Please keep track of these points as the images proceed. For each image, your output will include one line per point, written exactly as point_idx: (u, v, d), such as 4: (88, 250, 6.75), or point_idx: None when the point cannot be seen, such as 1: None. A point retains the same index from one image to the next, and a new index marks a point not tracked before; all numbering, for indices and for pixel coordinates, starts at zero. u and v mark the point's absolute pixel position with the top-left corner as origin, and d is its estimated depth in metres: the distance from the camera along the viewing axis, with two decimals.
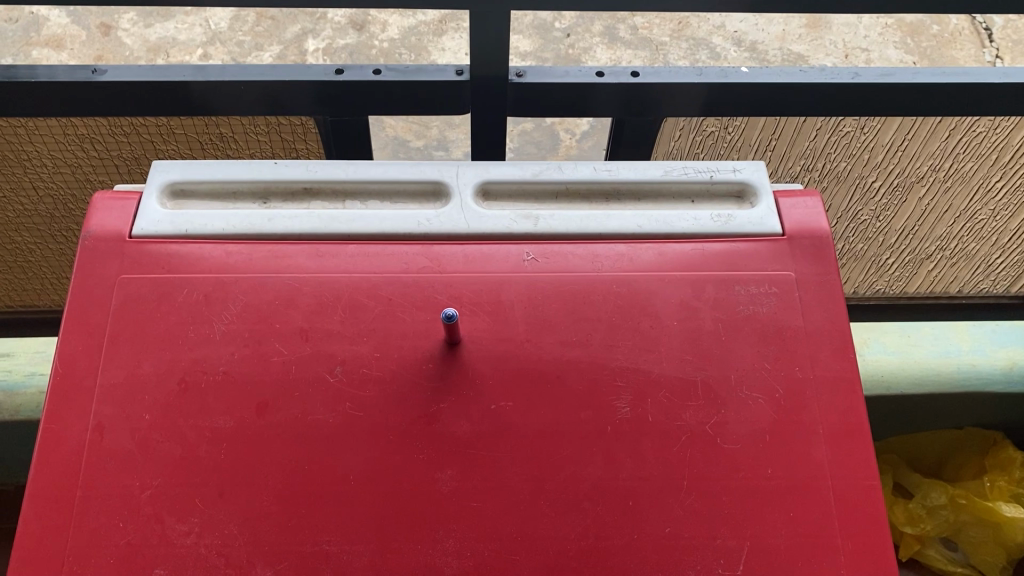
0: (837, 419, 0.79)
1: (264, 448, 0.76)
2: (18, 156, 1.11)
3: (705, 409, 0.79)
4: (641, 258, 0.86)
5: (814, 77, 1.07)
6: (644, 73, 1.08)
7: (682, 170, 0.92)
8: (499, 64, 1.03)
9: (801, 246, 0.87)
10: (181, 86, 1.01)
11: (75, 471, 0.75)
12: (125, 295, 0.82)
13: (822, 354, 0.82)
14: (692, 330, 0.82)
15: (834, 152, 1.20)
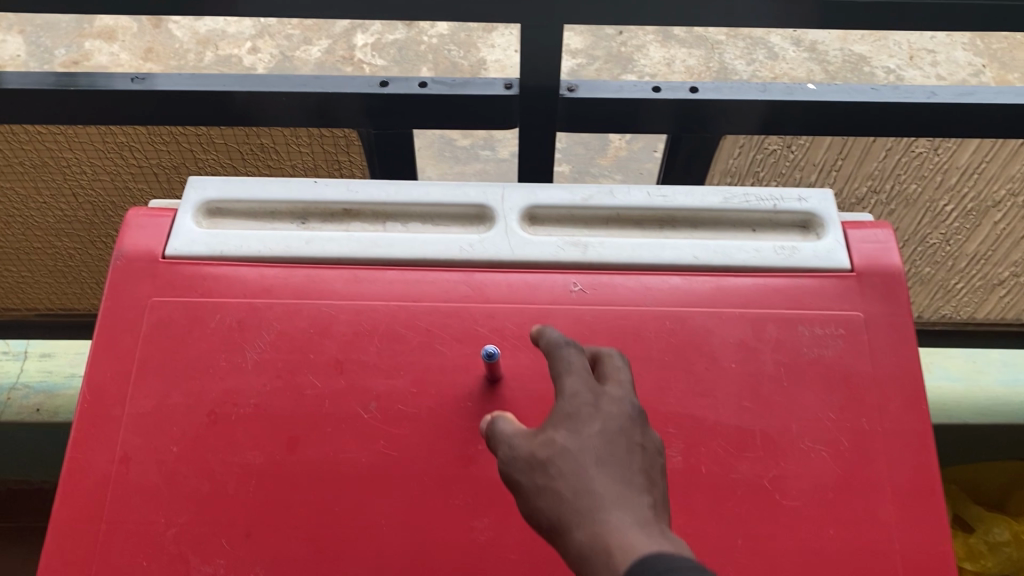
0: (907, 476, 0.73)
1: (294, 488, 0.72)
2: (58, 162, 1.09)
3: (763, 461, 0.73)
4: (697, 292, 0.81)
5: (887, 96, 1.00)
6: (703, 89, 1.02)
7: (743, 197, 0.86)
8: (550, 77, 0.98)
9: (871, 284, 0.81)
10: (222, 96, 0.98)
11: (99, 505, 0.72)
12: (155, 319, 0.79)
13: (891, 404, 0.76)
14: (751, 373, 0.77)
15: (904, 173, 1.12)
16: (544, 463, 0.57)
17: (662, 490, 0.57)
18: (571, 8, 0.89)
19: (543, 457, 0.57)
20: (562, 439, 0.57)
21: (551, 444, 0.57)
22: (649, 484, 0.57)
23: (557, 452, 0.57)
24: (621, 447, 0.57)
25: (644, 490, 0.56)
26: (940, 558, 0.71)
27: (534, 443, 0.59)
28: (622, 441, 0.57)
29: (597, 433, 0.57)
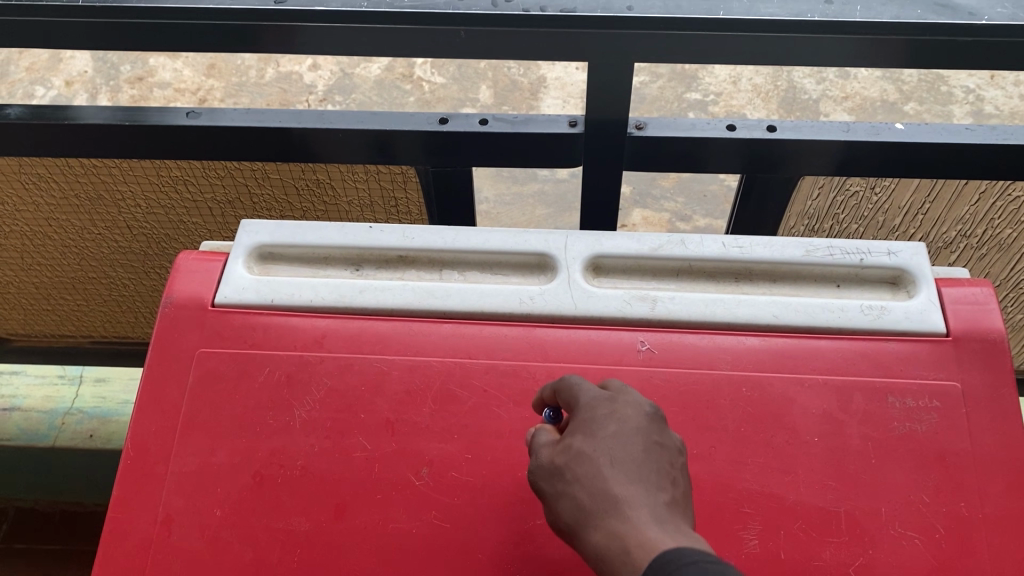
0: (1010, 571, 0.66)
1: (342, 559, 0.68)
2: (112, 195, 1.08)
3: (849, 547, 0.67)
4: (777, 355, 0.75)
5: (983, 138, 0.93)
6: (782, 128, 0.96)
7: (827, 251, 0.80)
8: (618, 115, 0.93)
9: (970, 350, 0.74)
10: (278, 132, 0.96)
11: (139, 570, 0.69)
12: (203, 371, 0.76)
13: (992, 488, 0.69)
14: (835, 448, 0.70)
15: (998, 218, 1.04)
16: (565, 463, 0.59)
17: (681, 491, 0.59)
18: (643, 48, 0.83)
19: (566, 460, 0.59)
20: (581, 445, 0.60)
21: (572, 448, 0.60)
22: (666, 480, 0.58)
23: (579, 456, 0.59)
24: (634, 446, 0.59)
25: (660, 486, 0.57)
26: None
27: (555, 450, 0.61)
28: (635, 441, 0.59)
29: (612, 436, 0.59)
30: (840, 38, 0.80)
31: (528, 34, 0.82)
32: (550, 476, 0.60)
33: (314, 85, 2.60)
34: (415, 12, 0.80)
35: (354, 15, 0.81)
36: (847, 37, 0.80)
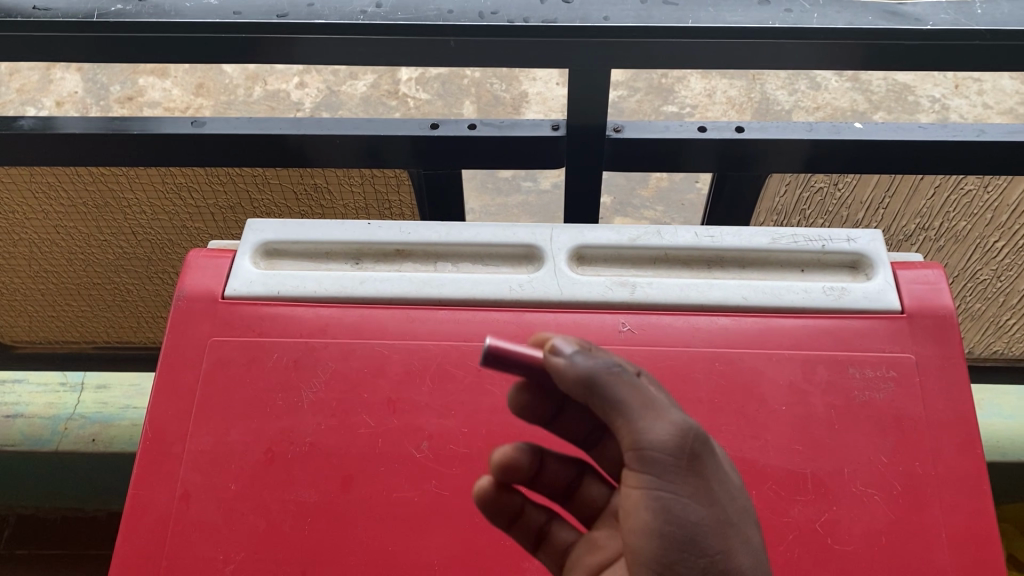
0: (962, 522, 0.72)
1: (350, 526, 0.74)
2: (119, 203, 1.14)
3: (816, 505, 0.73)
4: (747, 332, 0.81)
5: (935, 134, 1.01)
6: (749, 128, 1.03)
7: (791, 238, 0.87)
8: (597, 119, 1.00)
9: (922, 325, 0.81)
10: (278, 138, 1.02)
11: (160, 541, 0.74)
12: (215, 358, 0.81)
13: (945, 449, 0.75)
14: (802, 415, 0.77)
15: (953, 211, 1.12)
16: (714, 489, 0.56)
17: None
18: (618, 56, 0.90)
19: (711, 483, 0.56)
20: (723, 478, 0.57)
21: (720, 477, 0.57)
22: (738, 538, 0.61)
23: (724, 490, 0.57)
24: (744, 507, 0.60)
25: None
26: None
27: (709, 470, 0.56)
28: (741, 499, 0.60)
29: (741, 490, 0.59)
30: (800, 43, 0.87)
31: (512, 43, 0.88)
32: (698, 494, 0.55)
33: (301, 102, 2.66)
34: (408, 23, 0.87)
35: (352, 27, 0.87)
36: (806, 42, 0.87)
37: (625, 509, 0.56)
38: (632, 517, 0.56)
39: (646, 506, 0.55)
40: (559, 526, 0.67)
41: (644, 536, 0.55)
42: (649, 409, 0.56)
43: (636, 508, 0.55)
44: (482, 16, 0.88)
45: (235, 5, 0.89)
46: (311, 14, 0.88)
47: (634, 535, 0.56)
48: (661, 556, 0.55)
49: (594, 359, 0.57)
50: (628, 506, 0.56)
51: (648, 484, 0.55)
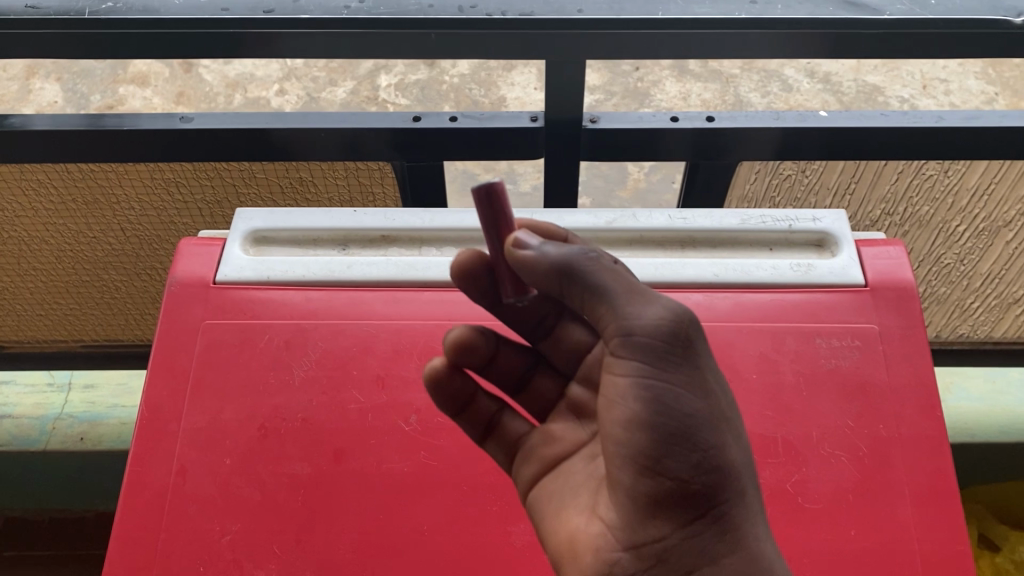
0: (924, 480, 0.76)
1: (341, 496, 0.77)
2: (108, 199, 1.16)
3: (786, 466, 0.77)
4: (719, 307, 0.85)
5: (896, 121, 1.06)
6: (719, 118, 1.08)
7: (760, 219, 0.92)
8: (573, 111, 1.05)
9: (884, 297, 0.85)
10: (263, 133, 1.05)
11: (157, 515, 0.76)
12: (207, 341, 0.84)
13: (907, 413, 0.79)
14: (772, 383, 0.81)
15: (916, 196, 1.17)
16: (706, 381, 0.61)
17: None
18: (592, 46, 0.94)
19: (701, 374, 0.61)
20: (713, 371, 0.62)
21: (708, 369, 0.62)
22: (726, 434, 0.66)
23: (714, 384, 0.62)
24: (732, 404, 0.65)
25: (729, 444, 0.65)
26: (959, 557, 0.74)
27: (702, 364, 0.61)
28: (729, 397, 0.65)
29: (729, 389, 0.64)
30: (764, 33, 0.92)
31: (491, 36, 0.92)
32: (689, 384, 0.60)
33: None
34: (391, 17, 0.90)
35: (336, 21, 0.91)
36: (770, 32, 0.92)
37: (614, 400, 0.61)
38: (622, 407, 0.61)
39: (636, 395, 0.60)
40: (509, 418, 0.75)
41: (634, 424, 0.60)
42: (634, 296, 0.61)
43: (626, 398, 0.60)
44: (462, 10, 0.91)
45: (223, 2, 0.92)
46: (296, 10, 0.91)
47: (625, 425, 0.61)
48: (650, 445, 0.60)
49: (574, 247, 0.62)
50: (619, 397, 0.61)
51: (640, 373, 0.60)
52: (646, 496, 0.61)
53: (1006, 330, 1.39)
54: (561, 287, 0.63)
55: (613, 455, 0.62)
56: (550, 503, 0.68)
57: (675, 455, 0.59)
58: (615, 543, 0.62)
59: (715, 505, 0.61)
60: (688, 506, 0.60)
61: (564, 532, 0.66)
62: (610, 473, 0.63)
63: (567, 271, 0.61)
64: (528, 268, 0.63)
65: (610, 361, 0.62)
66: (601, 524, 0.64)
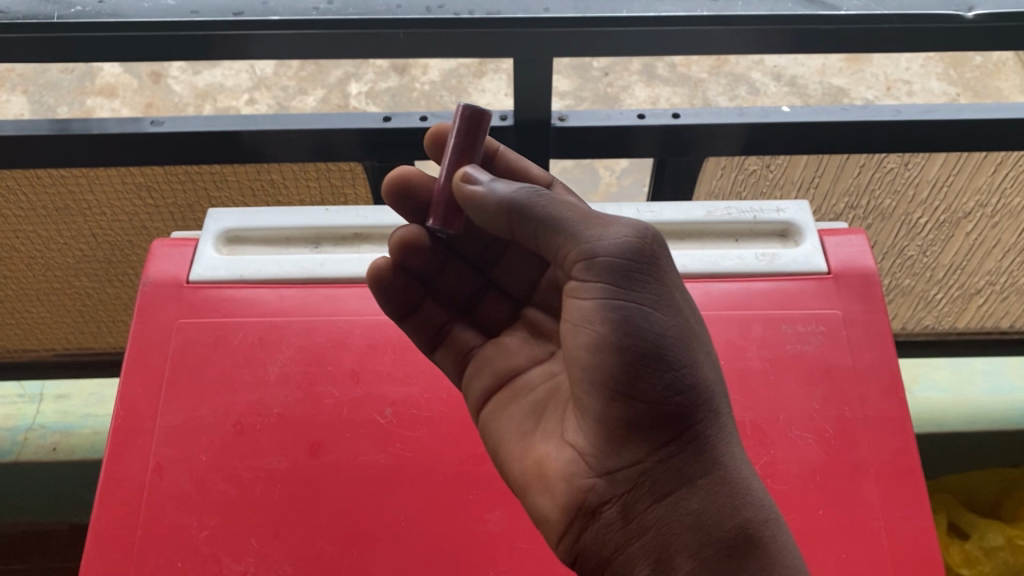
0: (887, 459, 0.79)
1: (318, 488, 0.78)
2: (79, 205, 1.16)
3: (753, 449, 0.79)
4: (687, 297, 0.88)
5: (856, 115, 1.08)
6: (685, 114, 1.10)
7: (725, 211, 0.94)
8: (541, 109, 1.06)
9: (847, 283, 0.89)
10: (233, 135, 1.06)
11: (135, 512, 0.77)
12: (181, 340, 0.86)
13: (870, 395, 0.82)
14: (739, 369, 0.84)
15: (877, 188, 1.20)
16: (671, 304, 0.71)
17: None
18: (559, 44, 0.95)
19: (662, 292, 0.71)
20: (675, 291, 0.72)
21: (669, 287, 0.71)
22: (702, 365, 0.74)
23: (676, 301, 0.71)
24: (702, 331, 0.74)
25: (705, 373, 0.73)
26: (922, 533, 0.77)
27: (665, 289, 0.71)
28: (699, 324, 0.74)
29: (694, 316, 0.74)
30: (725, 30, 0.94)
31: (458, 35, 0.94)
32: (655, 307, 0.69)
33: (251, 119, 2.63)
34: (359, 18, 0.92)
35: (304, 23, 0.92)
36: (731, 28, 0.94)
37: (582, 329, 0.70)
38: (589, 334, 0.69)
39: (604, 320, 0.69)
40: (459, 330, 0.85)
41: (604, 346, 0.68)
42: (589, 221, 0.72)
43: (594, 326, 0.69)
44: (429, 10, 0.93)
45: (192, 5, 0.93)
46: (265, 12, 0.93)
47: (594, 349, 0.69)
48: (621, 369, 0.68)
49: (524, 184, 0.73)
50: (587, 325, 0.70)
51: (604, 297, 0.69)
52: (619, 419, 0.69)
53: (970, 319, 1.42)
54: (519, 221, 0.73)
55: (584, 381, 0.70)
56: (514, 432, 0.76)
57: (646, 375, 0.68)
58: (589, 467, 0.70)
59: (687, 423, 0.69)
60: (660, 426, 0.69)
61: (531, 460, 0.73)
62: (582, 400, 0.70)
63: (524, 202, 0.72)
64: (489, 204, 0.73)
65: (577, 289, 0.71)
66: (572, 452, 0.71)
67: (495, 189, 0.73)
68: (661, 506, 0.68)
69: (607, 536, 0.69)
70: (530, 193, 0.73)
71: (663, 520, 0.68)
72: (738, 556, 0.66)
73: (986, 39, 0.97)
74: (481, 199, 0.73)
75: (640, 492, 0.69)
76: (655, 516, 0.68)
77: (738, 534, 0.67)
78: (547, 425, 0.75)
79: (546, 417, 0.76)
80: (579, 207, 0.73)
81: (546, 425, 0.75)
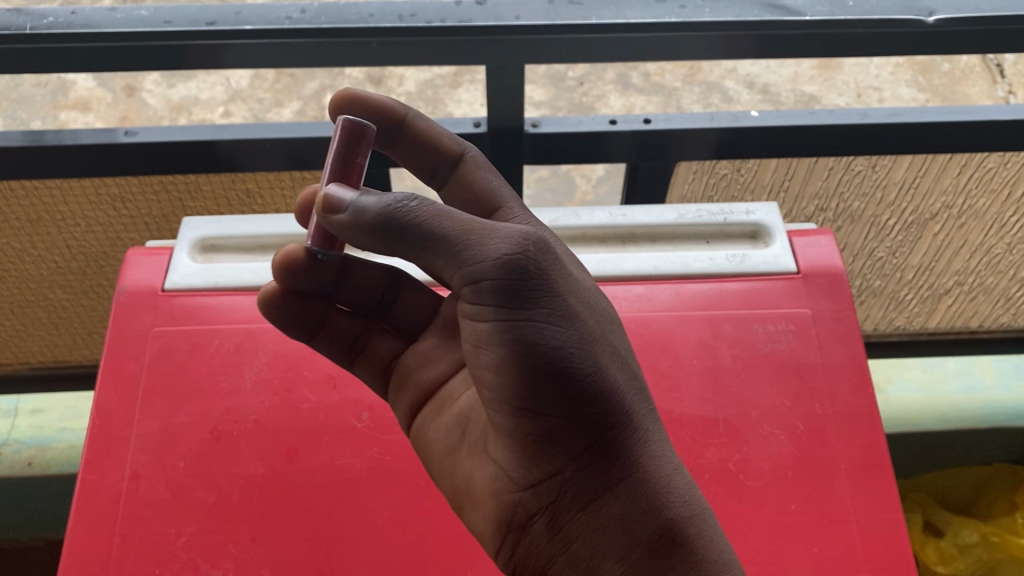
0: (858, 454, 0.82)
1: (296, 492, 0.79)
2: (53, 217, 1.16)
3: (727, 446, 0.82)
4: (659, 298, 0.92)
5: (824, 119, 1.10)
6: (656, 120, 1.12)
7: (696, 213, 0.98)
8: (515, 116, 1.08)
9: (816, 283, 0.92)
10: (208, 144, 1.07)
11: (112, 520, 0.78)
12: (157, 348, 0.87)
13: (840, 391, 0.85)
14: (711, 369, 0.87)
15: (846, 191, 1.22)
16: (566, 310, 0.65)
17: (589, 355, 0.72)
18: (531, 51, 0.97)
19: (559, 299, 0.65)
20: (569, 290, 0.66)
21: (566, 291, 0.65)
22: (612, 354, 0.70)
23: (571, 303, 0.65)
24: (602, 321, 0.69)
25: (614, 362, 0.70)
26: (891, 525, 0.79)
27: (560, 293, 0.65)
28: (599, 312, 0.69)
29: (593, 307, 0.68)
30: (694, 36, 0.96)
31: (430, 43, 0.95)
32: (549, 319, 0.64)
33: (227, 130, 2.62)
34: (331, 27, 0.92)
35: (278, 32, 0.92)
36: (700, 35, 0.96)
37: (481, 347, 0.65)
38: (488, 355, 0.65)
39: (498, 341, 0.64)
40: (375, 339, 0.81)
41: (502, 368, 0.64)
42: (469, 232, 0.63)
43: (490, 344, 0.64)
44: (401, 19, 0.93)
45: (165, 15, 0.93)
46: (238, 21, 0.93)
47: (493, 370, 0.65)
48: (524, 388, 0.64)
49: (392, 192, 0.63)
50: (484, 344, 0.65)
51: (496, 317, 0.63)
52: (532, 435, 0.66)
53: (941, 319, 1.43)
54: (389, 245, 0.64)
55: (491, 400, 0.67)
56: (442, 445, 0.75)
57: (551, 393, 0.64)
58: (512, 481, 0.69)
59: (603, 430, 0.66)
60: (576, 437, 0.66)
61: (460, 476, 0.73)
62: (493, 417, 0.68)
63: (393, 222, 0.63)
64: (358, 226, 0.64)
65: (466, 307, 0.65)
66: (496, 467, 0.70)
67: (361, 206, 0.64)
68: (586, 514, 0.67)
69: (539, 548, 0.68)
70: (399, 206, 0.63)
71: (589, 528, 0.67)
72: (664, 556, 0.65)
73: (949, 43, 0.99)
74: (349, 220, 0.64)
75: (563, 502, 0.67)
76: (580, 525, 0.67)
77: (666, 534, 0.66)
78: (472, 438, 0.73)
79: (471, 427, 0.74)
80: (458, 212, 0.64)
81: (471, 437, 0.74)
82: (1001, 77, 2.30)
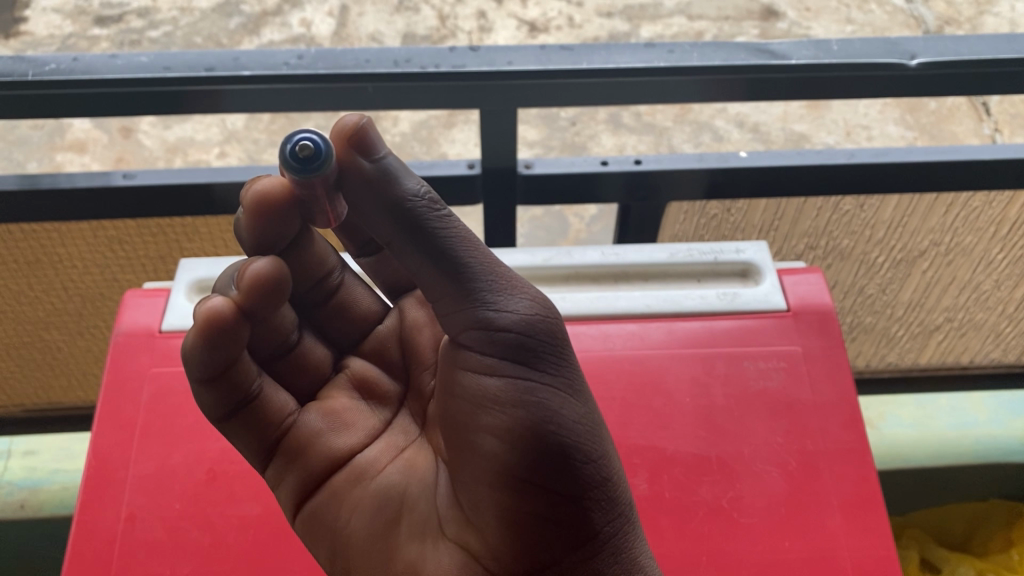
0: (852, 489, 0.83)
1: (292, 533, 0.80)
2: (50, 259, 1.17)
3: (720, 484, 0.83)
4: (651, 336, 0.93)
5: (812, 159, 1.12)
6: (647, 161, 1.14)
7: (686, 253, 0.99)
8: (506, 159, 1.10)
9: (807, 320, 0.94)
10: (205, 188, 1.09)
11: (108, 562, 0.79)
12: (154, 388, 0.88)
13: (832, 428, 0.86)
14: (704, 406, 0.88)
15: (835, 230, 1.25)
16: (580, 389, 0.70)
17: None
18: (524, 95, 0.99)
19: (573, 372, 0.70)
20: (580, 369, 0.71)
21: (578, 367, 0.71)
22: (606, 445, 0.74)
23: (583, 381, 0.71)
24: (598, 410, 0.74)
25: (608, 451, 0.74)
26: (885, 561, 0.80)
27: (575, 372, 0.70)
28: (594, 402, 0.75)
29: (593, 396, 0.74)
30: (683, 79, 0.98)
31: (424, 87, 0.97)
32: (568, 393, 0.69)
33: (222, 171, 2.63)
34: (328, 72, 0.94)
35: (275, 77, 0.94)
36: (689, 78, 0.98)
37: (489, 407, 0.68)
38: (500, 418, 0.67)
39: (516, 408, 0.67)
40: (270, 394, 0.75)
41: (516, 437, 0.67)
42: (500, 278, 0.68)
43: (502, 407, 0.67)
44: (396, 64, 0.95)
45: (164, 61, 0.95)
46: (236, 67, 0.95)
47: (503, 440, 0.67)
48: (533, 460, 0.67)
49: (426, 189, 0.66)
50: (493, 405, 0.68)
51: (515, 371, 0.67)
52: (531, 517, 0.68)
53: (932, 354, 1.44)
54: (417, 247, 0.65)
55: (491, 473, 0.68)
56: (370, 529, 0.72)
57: (560, 467, 0.67)
58: (487, 568, 0.70)
59: (597, 515, 0.69)
60: (574, 524, 0.68)
61: (403, 563, 0.71)
62: (477, 494, 0.69)
63: (431, 225, 0.65)
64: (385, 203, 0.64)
65: (479, 354, 0.68)
66: (465, 554, 0.70)
67: (394, 180, 0.65)
68: None
69: None
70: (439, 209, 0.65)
71: None
72: None
73: (932, 86, 1.01)
74: (378, 202, 0.65)
75: None
76: None
77: None
78: (411, 519, 0.73)
79: (408, 505, 0.73)
80: (484, 249, 0.68)
81: (411, 516, 0.73)
82: (987, 115, 2.32)
